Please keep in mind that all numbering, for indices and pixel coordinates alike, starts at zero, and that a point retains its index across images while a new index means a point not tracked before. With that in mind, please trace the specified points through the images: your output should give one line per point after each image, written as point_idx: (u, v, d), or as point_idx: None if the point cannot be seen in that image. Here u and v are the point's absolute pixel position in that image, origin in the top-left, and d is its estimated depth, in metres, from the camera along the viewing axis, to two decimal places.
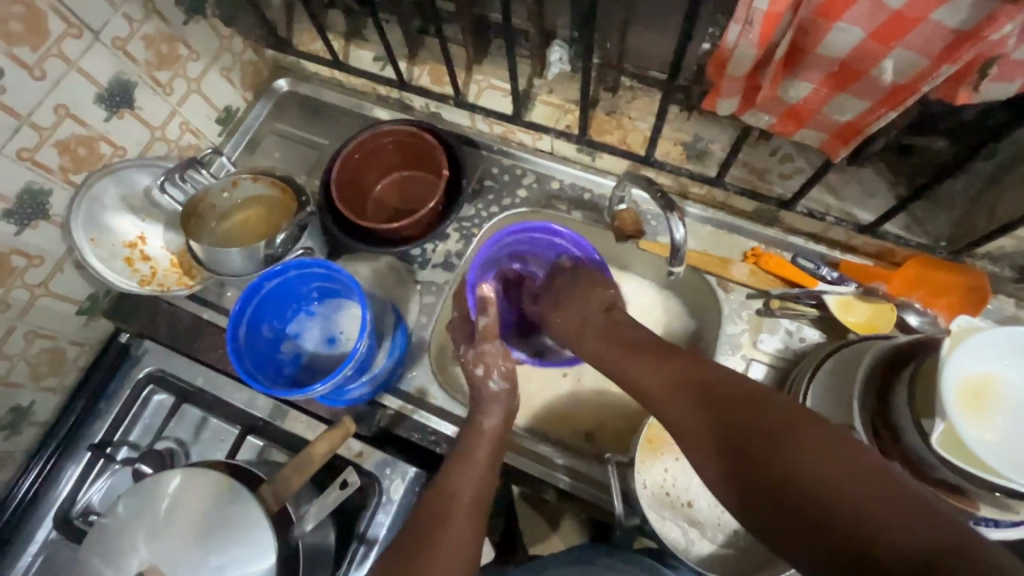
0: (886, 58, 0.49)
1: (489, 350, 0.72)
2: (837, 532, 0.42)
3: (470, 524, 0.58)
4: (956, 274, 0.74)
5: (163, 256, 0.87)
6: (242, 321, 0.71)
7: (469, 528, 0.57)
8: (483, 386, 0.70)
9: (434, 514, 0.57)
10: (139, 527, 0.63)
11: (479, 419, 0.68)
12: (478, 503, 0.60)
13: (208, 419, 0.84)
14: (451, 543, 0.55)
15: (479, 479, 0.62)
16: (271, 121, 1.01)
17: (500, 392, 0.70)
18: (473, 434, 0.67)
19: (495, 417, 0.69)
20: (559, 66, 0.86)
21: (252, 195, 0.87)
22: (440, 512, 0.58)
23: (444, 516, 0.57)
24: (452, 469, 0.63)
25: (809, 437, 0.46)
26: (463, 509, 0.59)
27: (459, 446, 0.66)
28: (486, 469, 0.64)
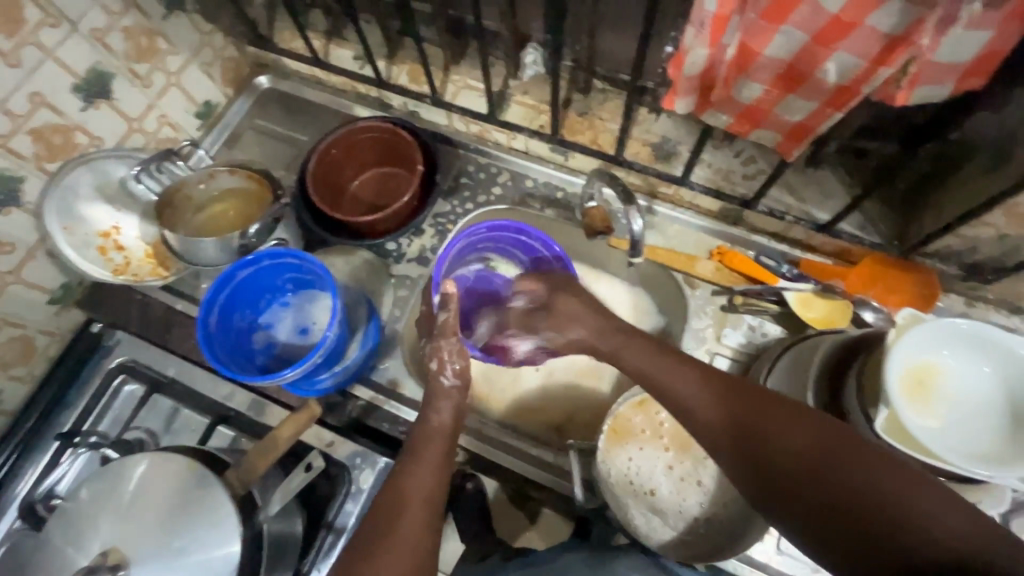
0: (828, 60, 0.52)
1: (445, 345, 0.67)
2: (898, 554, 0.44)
3: (425, 511, 0.57)
4: (909, 271, 0.78)
5: (136, 246, 0.87)
6: (214, 309, 0.72)
7: (421, 523, 0.56)
8: (437, 383, 0.67)
9: (387, 513, 0.57)
10: (103, 511, 0.63)
11: (429, 415, 0.66)
12: (436, 499, 0.59)
13: (179, 409, 0.85)
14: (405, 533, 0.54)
15: (434, 471, 0.61)
16: (250, 116, 1.02)
17: (453, 390, 0.67)
18: (425, 430, 0.65)
19: (444, 410, 0.66)
20: (534, 68, 0.88)
21: (229, 188, 0.87)
22: (392, 509, 0.57)
23: (396, 512, 0.57)
24: (402, 464, 0.61)
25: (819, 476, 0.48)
26: (419, 498, 0.58)
27: (411, 441, 0.64)
28: (438, 460, 0.62)
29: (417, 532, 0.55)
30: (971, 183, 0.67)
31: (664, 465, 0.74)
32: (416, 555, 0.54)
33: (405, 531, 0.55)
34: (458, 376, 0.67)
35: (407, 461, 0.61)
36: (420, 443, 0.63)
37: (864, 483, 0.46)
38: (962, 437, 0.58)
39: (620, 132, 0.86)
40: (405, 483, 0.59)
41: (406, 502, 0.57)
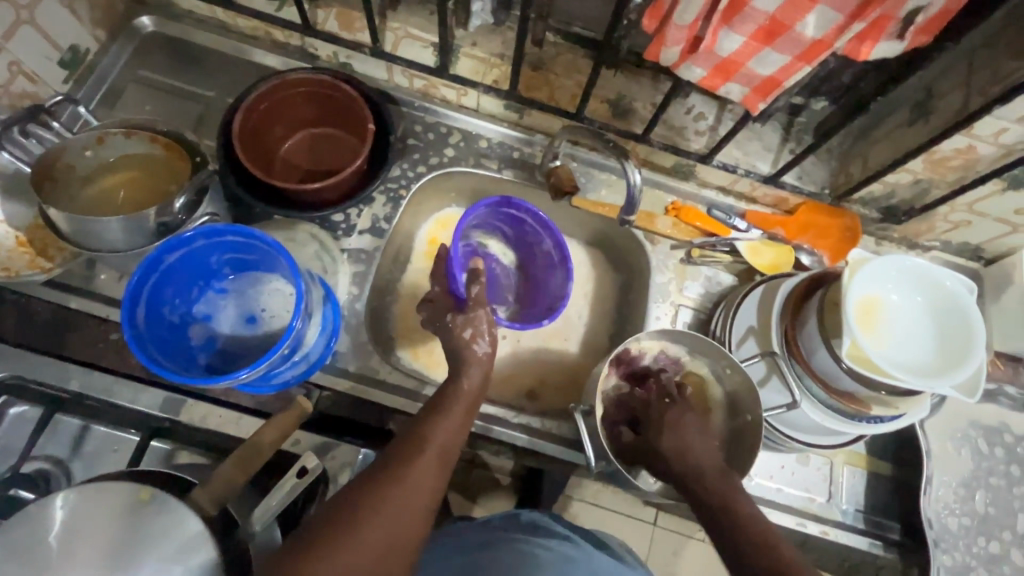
0: (810, 13, 0.54)
1: (479, 315, 0.68)
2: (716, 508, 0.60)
3: (438, 462, 0.58)
4: (837, 216, 0.86)
5: (3, 232, 0.71)
6: (141, 302, 0.61)
7: (432, 475, 0.57)
8: (466, 349, 0.67)
9: (403, 454, 0.57)
10: (22, 569, 0.50)
11: (460, 377, 0.66)
12: (447, 454, 0.60)
13: (92, 428, 0.70)
14: (418, 475, 0.56)
15: (457, 428, 0.62)
16: (134, 67, 0.83)
17: (485, 356, 0.68)
18: (455, 389, 0.65)
19: (476, 375, 0.66)
20: (482, 17, 0.82)
21: (126, 154, 0.71)
22: (409, 455, 0.57)
23: (411, 460, 0.57)
24: (426, 416, 0.62)
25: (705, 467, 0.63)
26: (435, 448, 0.59)
27: (438, 399, 0.64)
28: (462, 421, 0.63)
29: (426, 484, 0.56)
30: (895, 136, 0.75)
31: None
32: (420, 500, 0.55)
33: (415, 480, 0.56)
34: (491, 343, 0.68)
35: (436, 413, 0.62)
36: (449, 403, 0.63)
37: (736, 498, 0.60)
38: (904, 355, 0.66)
39: (579, 87, 0.83)
40: (429, 434, 0.60)
41: (423, 450, 0.58)
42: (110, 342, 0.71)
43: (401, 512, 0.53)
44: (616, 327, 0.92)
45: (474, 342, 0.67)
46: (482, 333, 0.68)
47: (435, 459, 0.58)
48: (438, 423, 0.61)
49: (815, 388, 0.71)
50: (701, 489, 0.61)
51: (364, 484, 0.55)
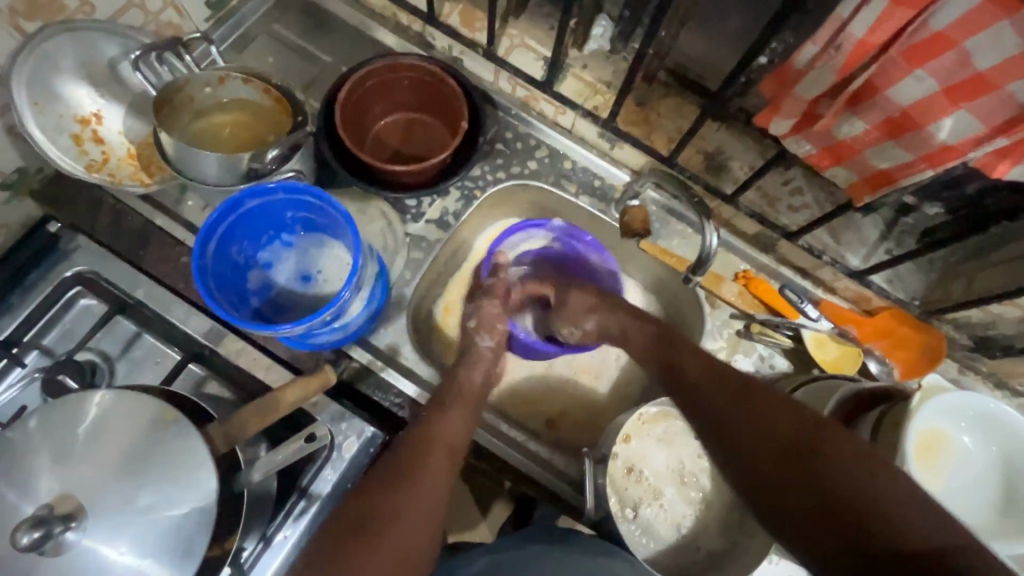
0: (947, 116, 0.50)
1: (488, 307, 0.78)
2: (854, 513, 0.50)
3: (447, 456, 0.63)
4: (920, 331, 0.78)
5: (119, 142, 0.76)
6: (214, 238, 0.65)
7: (443, 473, 0.62)
8: (472, 343, 0.76)
9: (412, 454, 0.61)
10: (49, 448, 0.54)
11: (463, 375, 0.72)
12: (456, 448, 0.65)
13: (142, 336, 0.75)
14: (433, 469, 0.61)
15: (461, 422, 0.66)
16: (267, 20, 0.89)
17: (487, 352, 0.75)
18: (458, 387, 0.70)
19: (478, 371, 0.73)
20: (599, 42, 0.81)
21: (239, 98, 0.76)
22: (419, 455, 0.62)
23: (422, 457, 0.61)
24: (430, 415, 0.66)
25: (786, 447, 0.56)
26: (442, 442, 0.64)
27: (441, 396, 0.69)
28: (464, 418, 0.67)
29: (438, 480, 0.61)
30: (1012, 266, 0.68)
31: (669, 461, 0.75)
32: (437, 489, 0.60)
33: (429, 475, 0.60)
34: (494, 339, 0.76)
35: (441, 418, 0.66)
36: (450, 401, 0.68)
37: (857, 472, 0.51)
38: (958, 501, 0.61)
39: (678, 133, 0.81)
40: (432, 433, 0.64)
41: (429, 449, 0.62)
42: (178, 265, 0.77)
43: (420, 512, 0.58)
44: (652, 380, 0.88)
45: (479, 337, 0.76)
46: (488, 330, 0.77)
47: (446, 462, 0.63)
48: (441, 422, 0.65)
49: None
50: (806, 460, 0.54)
51: (380, 490, 0.58)
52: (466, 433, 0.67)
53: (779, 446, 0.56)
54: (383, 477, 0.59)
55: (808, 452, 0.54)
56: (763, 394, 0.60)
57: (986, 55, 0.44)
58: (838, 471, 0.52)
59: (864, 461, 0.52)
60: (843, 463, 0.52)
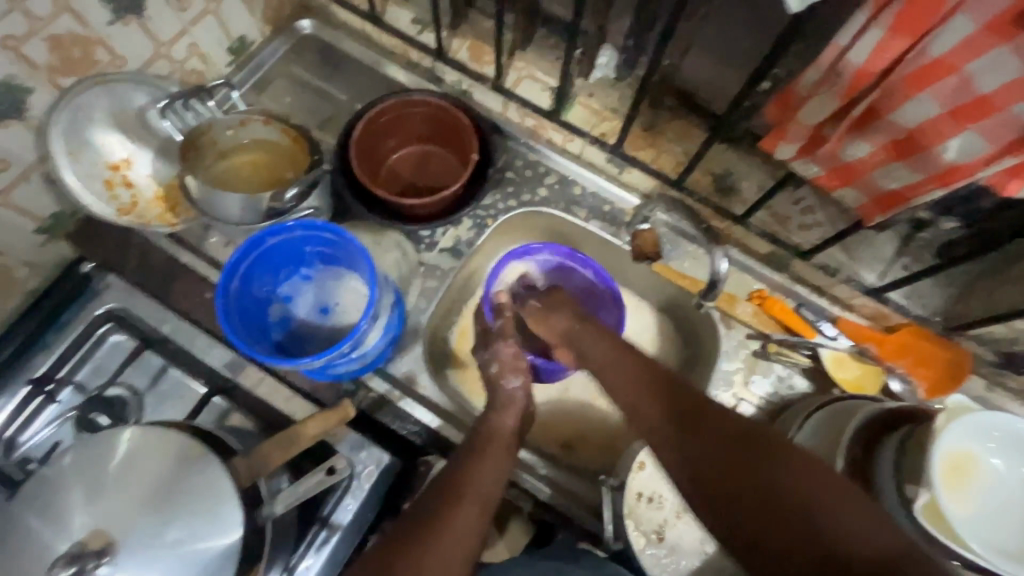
0: (953, 138, 0.50)
1: (503, 350, 0.77)
2: (784, 510, 0.49)
3: (480, 508, 0.59)
4: (941, 346, 0.77)
5: (147, 185, 0.79)
6: (236, 275, 0.67)
7: (474, 523, 0.58)
8: (499, 386, 0.75)
9: (441, 505, 0.58)
10: (81, 484, 0.56)
11: (493, 418, 0.71)
12: (489, 498, 0.61)
13: (168, 370, 0.78)
14: (462, 521, 0.57)
15: (495, 470, 0.64)
16: (285, 62, 0.93)
17: (517, 394, 0.74)
18: (490, 432, 0.69)
19: (509, 418, 0.71)
20: (604, 71, 0.84)
21: (259, 139, 0.79)
22: (449, 508, 0.58)
23: (453, 507, 0.58)
24: (467, 460, 0.64)
25: (733, 444, 0.55)
26: (477, 493, 0.60)
27: (475, 441, 0.67)
28: (498, 467, 0.64)
29: (468, 531, 0.57)
30: None
31: None
32: (466, 546, 0.56)
33: (460, 526, 0.57)
34: (520, 378, 0.75)
35: (483, 467, 0.63)
36: (485, 444, 0.66)
37: (778, 463, 0.52)
38: (990, 524, 0.59)
39: (685, 156, 0.82)
40: (467, 484, 0.61)
41: (461, 501, 0.59)
42: (203, 299, 0.78)
43: (440, 564, 0.53)
44: None
45: (504, 380, 0.75)
46: (508, 369, 0.76)
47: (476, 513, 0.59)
48: (477, 469, 0.63)
49: None
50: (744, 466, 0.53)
51: (407, 536, 0.55)
52: (501, 481, 0.64)
53: (726, 436, 0.56)
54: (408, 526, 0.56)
55: (731, 439, 0.56)
56: (715, 409, 0.59)
57: (988, 78, 0.44)
58: (782, 467, 0.52)
59: (812, 474, 0.51)
60: (798, 472, 0.51)
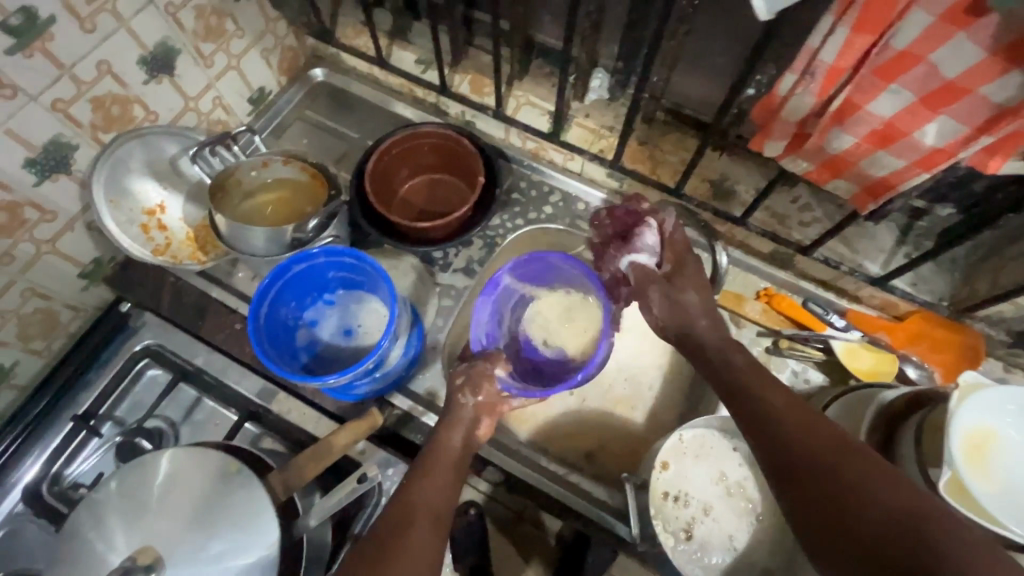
0: (929, 123, 0.53)
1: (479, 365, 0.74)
2: (869, 515, 0.46)
3: (432, 525, 0.58)
4: (953, 331, 0.79)
5: (179, 228, 0.85)
6: (265, 302, 0.71)
7: (430, 542, 0.57)
8: (457, 402, 0.71)
9: (395, 528, 0.57)
10: (127, 506, 0.59)
11: (443, 435, 0.68)
12: (439, 519, 0.60)
13: (203, 400, 0.82)
14: (416, 542, 0.56)
15: (439, 487, 0.62)
16: (301, 107, 1.01)
17: (467, 411, 0.70)
18: (438, 448, 0.67)
19: (458, 434, 0.69)
20: (598, 92, 0.89)
21: (281, 178, 0.85)
22: (400, 531, 0.56)
23: (404, 531, 0.57)
24: (409, 482, 0.62)
25: (850, 483, 0.49)
26: (424, 511, 0.59)
27: (418, 461, 0.65)
28: (444, 483, 0.63)
29: (424, 551, 0.56)
30: None
31: (713, 475, 0.74)
32: (426, 571, 0.54)
33: (416, 548, 0.55)
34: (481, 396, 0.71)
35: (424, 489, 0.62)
36: (430, 462, 0.64)
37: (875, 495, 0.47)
38: (1021, 500, 0.58)
39: (681, 165, 0.86)
40: (411, 504, 0.60)
41: (409, 522, 0.57)
42: (232, 330, 0.82)
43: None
44: (688, 405, 0.89)
45: (464, 396, 0.71)
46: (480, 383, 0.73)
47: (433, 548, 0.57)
48: (418, 489, 0.61)
49: None
50: (849, 499, 0.48)
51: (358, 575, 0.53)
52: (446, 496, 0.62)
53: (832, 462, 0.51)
54: (359, 561, 0.54)
55: (847, 469, 0.50)
56: (817, 426, 0.55)
57: (952, 65, 0.47)
58: (874, 494, 0.47)
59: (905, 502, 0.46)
60: (886, 493, 0.47)
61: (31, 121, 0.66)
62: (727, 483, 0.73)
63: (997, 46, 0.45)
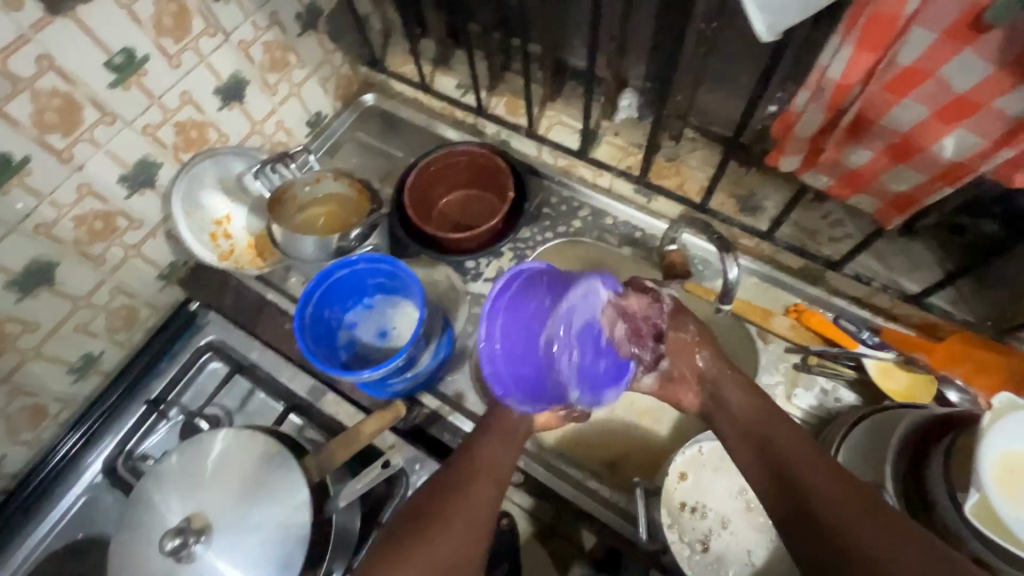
0: (946, 137, 0.53)
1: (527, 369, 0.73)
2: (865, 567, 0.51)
3: (491, 481, 0.65)
4: (1001, 353, 0.74)
5: (242, 237, 0.96)
6: (310, 302, 0.78)
7: (487, 496, 0.64)
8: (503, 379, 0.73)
9: (452, 483, 0.64)
10: (184, 477, 0.66)
11: (499, 407, 0.71)
12: (497, 475, 0.66)
13: (256, 393, 0.90)
14: (476, 494, 0.63)
15: (507, 451, 0.68)
16: (353, 129, 1.10)
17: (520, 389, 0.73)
18: (496, 417, 0.70)
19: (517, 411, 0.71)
20: (627, 112, 0.92)
21: (331, 193, 0.94)
22: (455, 487, 0.64)
23: (464, 483, 0.64)
24: (470, 443, 0.68)
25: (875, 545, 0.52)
26: (483, 470, 0.66)
27: (482, 426, 0.70)
28: (505, 447, 0.68)
29: (480, 508, 0.63)
30: None
31: (733, 489, 0.74)
32: (476, 523, 0.62)
33: (475, 498, 0.63)
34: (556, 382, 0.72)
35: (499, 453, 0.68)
36: (491, 430, 0.69)
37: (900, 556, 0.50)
38: None
39: (708, 181, 0.88)
40: (478, 462, 0.66)
41: (473, 479, 0.65)
42: (283, 329, 0.90)
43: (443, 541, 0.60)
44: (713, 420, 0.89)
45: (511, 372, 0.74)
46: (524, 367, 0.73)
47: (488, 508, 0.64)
48: (479, 448, 0.67)
49: None
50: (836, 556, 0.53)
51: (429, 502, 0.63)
52: (510, 461, 0.68)
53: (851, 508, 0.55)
54: (433, 501, 0.63)
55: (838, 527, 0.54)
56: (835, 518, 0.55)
57: (962, 79, 0.48)
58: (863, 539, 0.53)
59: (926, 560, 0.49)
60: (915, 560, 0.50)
61: (126, 143, 0.77)
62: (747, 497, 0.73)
63: (1004, 61, 0.45)
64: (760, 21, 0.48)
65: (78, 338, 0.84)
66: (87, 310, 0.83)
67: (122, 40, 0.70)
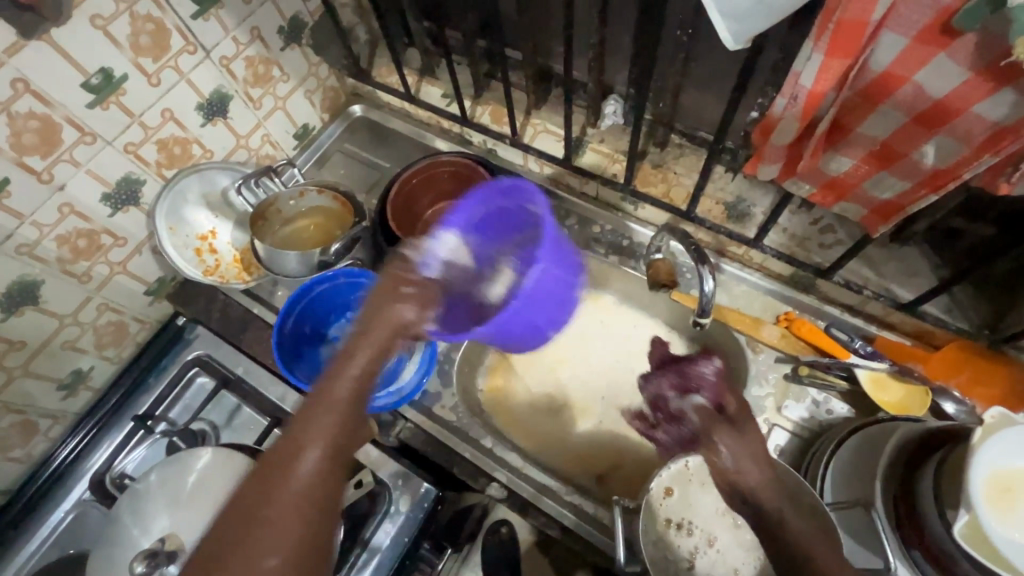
0: (926, 144, 0.51)
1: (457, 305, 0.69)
2: None
3: (346, 411, 0.47)
4: (997, 363, 0.72)
5: (227, 251, 0.96)
6: (289, 316, 0.80)
7: (340, 425, 0.47)
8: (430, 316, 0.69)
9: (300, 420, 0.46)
10: (164, 496, 0.67)
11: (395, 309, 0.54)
12: (359, 400, 0.49)
13: (241, 408, 0.90)
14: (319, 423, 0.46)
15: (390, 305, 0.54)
16: (341, 141, 1.10)
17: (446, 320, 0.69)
18: (381, 312, 0.54)
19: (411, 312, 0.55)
20: (612, 118, 0.91)
21: (316, 206, 0.94)
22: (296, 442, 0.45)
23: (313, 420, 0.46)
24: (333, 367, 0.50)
25: None
26: (341, 397, 0.48)
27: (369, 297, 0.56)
28: (367, 359, 0.51)
29: (335, 444, 0.46)
30: None
31: (719, 506, 0.72)
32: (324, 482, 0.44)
33: (313, 433, 0.45)
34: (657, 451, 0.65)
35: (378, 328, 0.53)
36: (360, 330, 0.52)
37: None
38: None
39: (694, 188, 0.86)
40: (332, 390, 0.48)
41: (318, 411, 0.47)
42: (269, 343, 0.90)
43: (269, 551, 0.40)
44: None
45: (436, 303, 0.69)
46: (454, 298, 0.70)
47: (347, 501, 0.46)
48: (338, 373, 0.49)
49: (927, 566, 0.59)
50: None
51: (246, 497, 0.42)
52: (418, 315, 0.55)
53: None
54: (247, 499, 0.42)
55: None
56: None
57: (938, 85, 0.46)
58: None
59: None
60: None
61: (107, 162, 0.77)
62: (733, 514, 0.71)
63: (980, 64, 0.43)
64: (725, 30, 0.47)
65: (67, 355, 0.85)
66: (74, 327, 0.84)
67: (98, 61, 0.70)
